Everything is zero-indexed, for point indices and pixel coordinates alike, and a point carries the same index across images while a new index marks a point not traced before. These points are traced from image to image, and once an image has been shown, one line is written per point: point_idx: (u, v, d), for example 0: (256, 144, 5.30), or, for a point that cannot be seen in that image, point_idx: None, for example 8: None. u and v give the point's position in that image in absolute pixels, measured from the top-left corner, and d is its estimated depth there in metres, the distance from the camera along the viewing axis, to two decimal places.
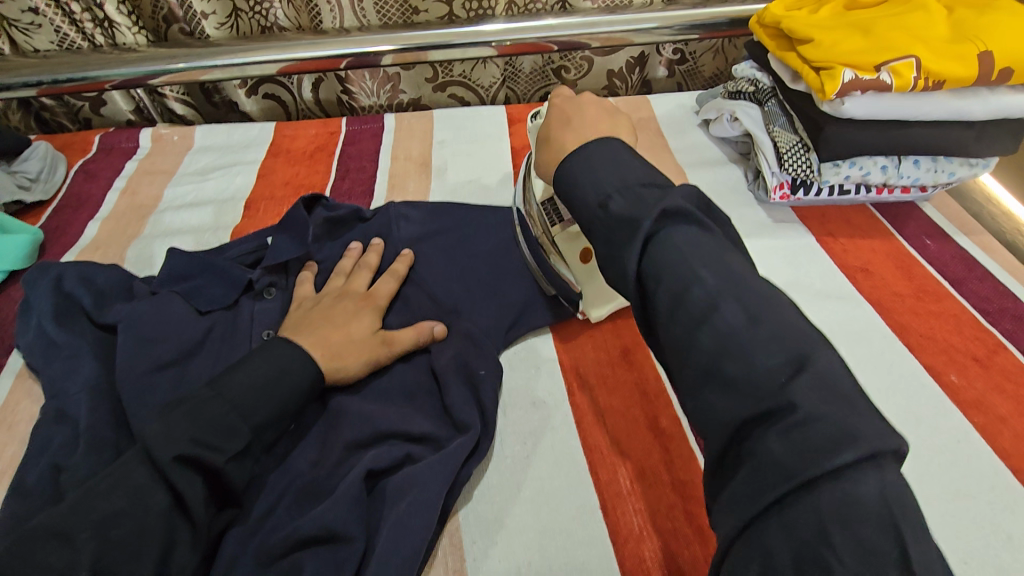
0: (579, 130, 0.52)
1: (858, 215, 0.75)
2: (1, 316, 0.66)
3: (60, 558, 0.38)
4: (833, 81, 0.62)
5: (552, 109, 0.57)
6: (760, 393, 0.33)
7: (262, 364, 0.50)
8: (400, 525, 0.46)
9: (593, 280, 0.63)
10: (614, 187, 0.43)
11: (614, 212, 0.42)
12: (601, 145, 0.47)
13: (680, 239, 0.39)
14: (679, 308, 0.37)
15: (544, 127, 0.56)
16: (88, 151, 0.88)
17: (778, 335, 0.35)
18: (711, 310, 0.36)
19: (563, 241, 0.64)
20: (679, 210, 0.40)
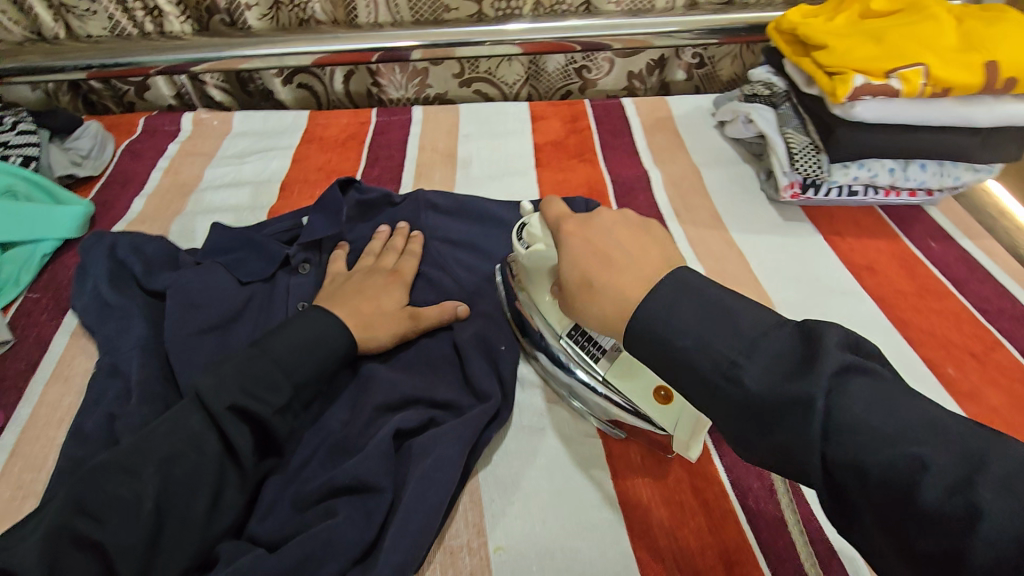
0: (629, 271, 0.43)
1: (866, 217, 0.78)
2: (57, 279, 0.70)
3: (126, 490, 0.43)
4: (844, 86, 0.66)
5: (568, 246, 0.47)
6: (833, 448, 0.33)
7: (302, 330, 0.55)
8: (425, 479, 0.50)
9: (675, 418, 0.50)
10: (723, 343, 0.38)
11: (753, 390, 0.36)
12: (668, 288, 0.41)
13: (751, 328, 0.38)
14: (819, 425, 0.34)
15: (571, 266, 0.46)
16: (133, 132, 0.93)
17: (880, 393, 0.34)
18: (848, 417, 0.33)
19: (617, 376, 0.54)
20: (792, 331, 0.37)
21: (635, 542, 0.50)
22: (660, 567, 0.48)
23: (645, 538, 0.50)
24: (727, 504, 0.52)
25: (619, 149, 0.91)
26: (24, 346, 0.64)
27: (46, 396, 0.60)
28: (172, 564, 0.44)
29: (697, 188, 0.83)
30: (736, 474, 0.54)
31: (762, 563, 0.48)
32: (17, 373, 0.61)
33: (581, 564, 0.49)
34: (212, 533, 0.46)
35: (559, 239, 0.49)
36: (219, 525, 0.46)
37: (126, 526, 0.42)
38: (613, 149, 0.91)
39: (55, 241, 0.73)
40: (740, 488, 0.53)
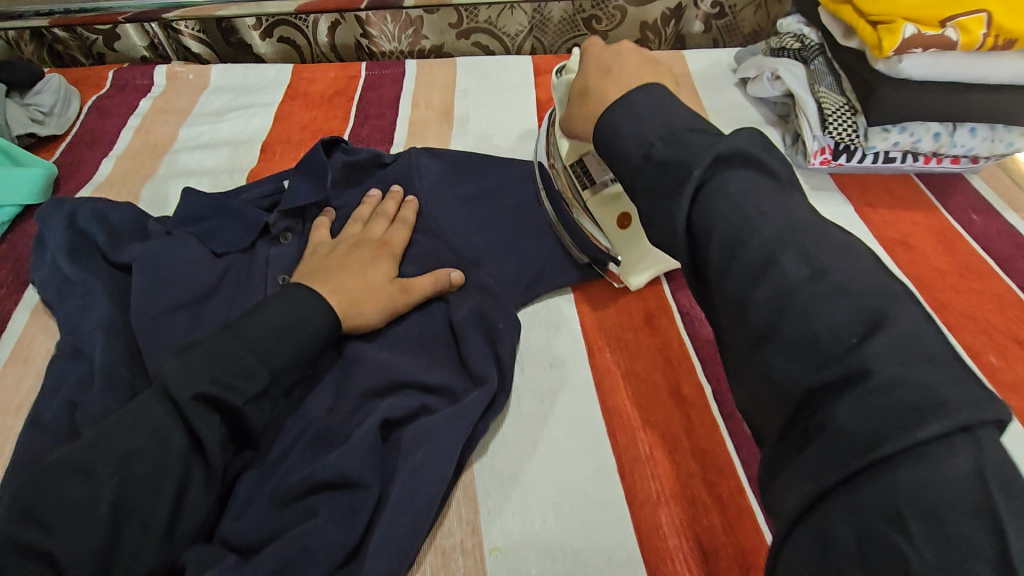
0: (621, 81, 0.47)
1: (900, 185, 0.71)
2: (17, 250, 0.65)
3: (79, 492, 0.39)
4: (892, 36, 0.58)
5: (586, 56, 0.51)
6: (772, 288, 0.31)
7: (280, 309, 0.49)
8: (414, 475, 0.45)
9: (634, 244, 0.61)
10: (656, 131, 0.38)
11: (658, 159, 0.37)
12: (644, 92, 0.41)
13: (734, 187, 0.34)
14: (730, 264, 0.33)
15: (578, 79, 0.51)
16: (101, 86, 0.86)
17: (756, 186, 0.34)
18: (771, 261, 0.32)
19: (599, 205, 0.62)
20: (738, 154, 0.35)
21: (641, 543, 0.46)
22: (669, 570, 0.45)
23: (653, 539, 0.46)
24: (744, 503, 0.48)
25: None
26: None
27: (4, 379, 0.55)
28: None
29: None
30: (753, 470, 0.49)
31: None
32: None
33: (585, 569, 0.45)
34: (178, 535, 0.42)
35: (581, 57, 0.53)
36: (186, 527, 0.42)
37: (78, 534, 0.38)
38: None
39: (15, 208, 0.67)
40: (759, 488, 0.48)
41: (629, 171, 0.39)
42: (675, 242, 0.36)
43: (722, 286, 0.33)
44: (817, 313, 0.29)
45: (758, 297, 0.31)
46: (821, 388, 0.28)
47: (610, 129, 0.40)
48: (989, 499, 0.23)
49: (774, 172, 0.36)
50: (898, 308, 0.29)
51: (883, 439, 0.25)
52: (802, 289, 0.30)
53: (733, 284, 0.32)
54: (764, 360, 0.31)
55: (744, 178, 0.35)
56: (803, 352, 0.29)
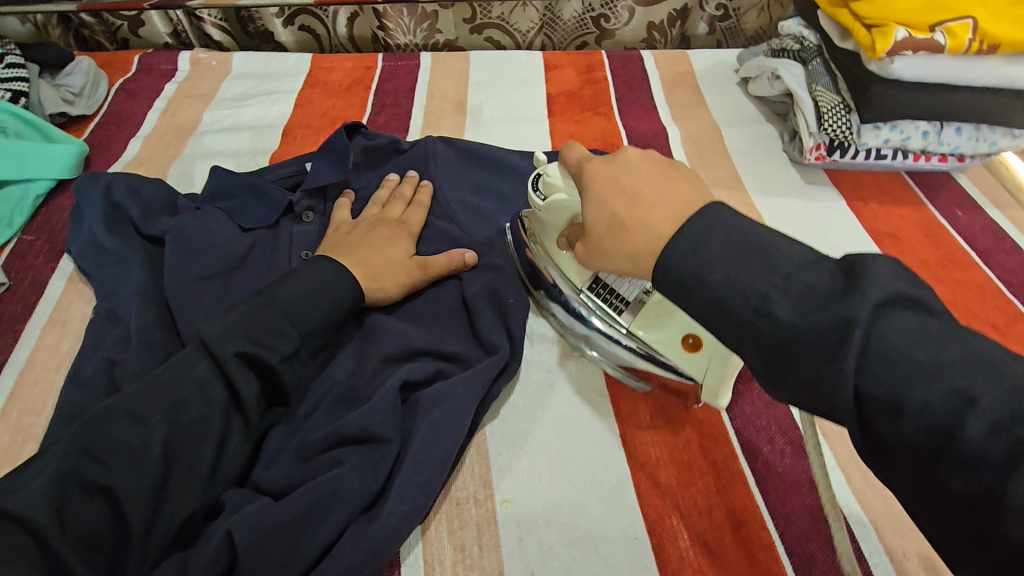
0: (664, 210, 0.37)
1: (891, 182, 0.75)
2: (52, 221, 0.68)
3: (133, 436, 0.42)
4: (884, 39, 0.62)
5: (591, 186, 0.41)
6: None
7: (309, 278, 0.53)
8: (432, 432, 0.49)
9: (705, 364, 0.49)
10: (764, 283, 0.33)
11: (790, 323, 0.32)
12: (704, 223, 0.35)
13: (901, 338, 0.30)
14: (956, 448, 0.28)
15: (595, 210, 0.40)
16: (128, 70, 0.89)
17: (927, 331, 0.30)
18: (1023, 446, 0.26)
19: (643, 325, 0.52)
20: (897, 298, 0.31)
21: (640, 500, 0.49)
22: (666, 525, 0.48)
23: (652, 496, 0.50)
24: (736, 467, 0.51)
25: (636, 103, 0.87)
26: (20, 289, 0.62)
27: (44, 340, 0.58)
28: (178, 513, 0.43)
29: (716, 147, 0.80)
30: (746, 437, 0.53)
31: (768, 524, 0.48)
32: (15, 316, 0.60)
33: (589, 521, 0.48)
34: (220, 479, 0.46)
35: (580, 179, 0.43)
36: (227, 471, 0.46)
37: (133, 472, 0.41)
38: (631, 104, 0.87)
39: (49, 182, 0.70)
40: (749, 453, 0.52)
41: (735, 329, 0.34)
42: (839, 410, 0.31)
43: (955, 477, 0.28)
44: None
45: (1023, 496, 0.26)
46: None
47: (694, 280, 0.35)
48: None
49: (928, 302, 0.31)
50: None
51: None
52: None
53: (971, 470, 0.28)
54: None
55: (908, 324, 0.30)
56: None
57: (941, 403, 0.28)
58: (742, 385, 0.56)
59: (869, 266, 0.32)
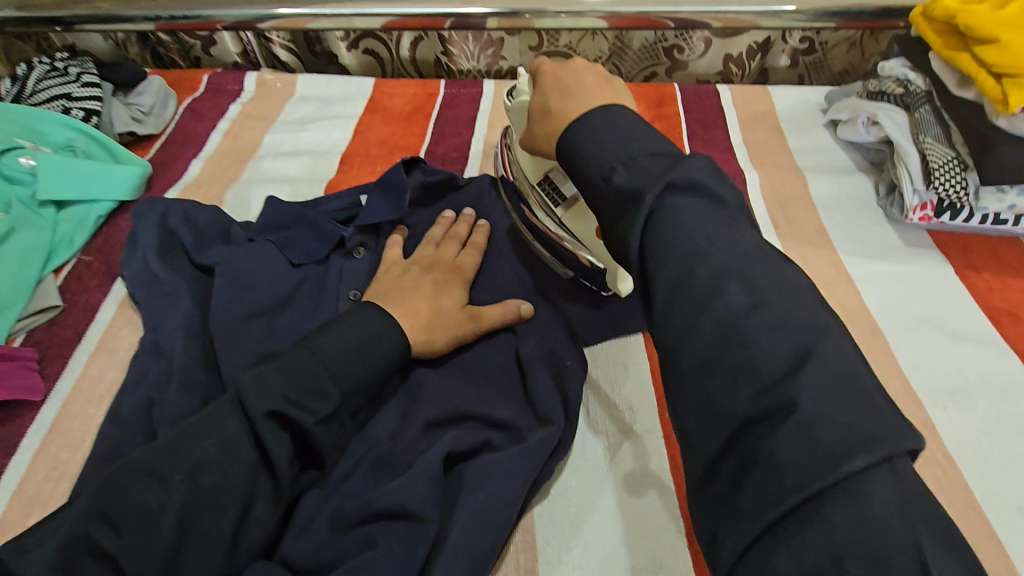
0: (581, 100, 0.47)
1: (1009, 249, 0.65)
2: (110, 243, 0.68)
3: (151, 497, 0.39)
4: (1020, 93, 0.56)
5: (541, 77, 0.51)
6: (715, 315, 0.33)
7: (354, 328, 0.49)
8: (475, 517, 0.44)
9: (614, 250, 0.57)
10: (617, 156, 0.40)
11: (619, 187, 0.39)
12: (599, 109, 0.43)
13: (686, 214, 0.36)
14: (678, 292, 0.34)
15: (538, 97, 0.50)
16: (197, 89, 0.90)
17: (709, 209, 0.36)
18: (716, 291, 0.33)
19: (573, 219, 0.60)
20: (693, 181, 0.37)
21: None
22: None
23: None
24: None
25: (710, 143, 0.81)
26: (73, 313, 0.62)
27: (90, 369, 0.57)
28: None
29: (802, 197, 0.72)
30: None
31: None
32: (64, 341, 0.59)
33: None
34: (242, 550, 0.42)
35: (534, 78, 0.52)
36: (250, 543, 0.42)
37: (146, 541, 0.38)
38: (704, 143, 0.81)
39: (111, 203, 0.70)
40: None
41: (594, 194, 0.41)
42: (630, 264, 0.38)
43: (669, 313, 0.34)
44: (754, 347, 0.31)
45: (702, 326, 0.33)
46: (755, 420, 0.30)
47: (576, 153, 0.42)
48: (914, 533, 0.26)
49: (725, 196, 0.37)
50: (828, 342, 0.31)
51: (813, 474, 0.27)
52: (740, 321, 0.32)
53: (669, 301, 0.34)
54: (703, 391, 0.32)
55: (698, 204, 0.36)
56: (742, 386, 0.30)
57: (681, 255, 0.35)
58: None
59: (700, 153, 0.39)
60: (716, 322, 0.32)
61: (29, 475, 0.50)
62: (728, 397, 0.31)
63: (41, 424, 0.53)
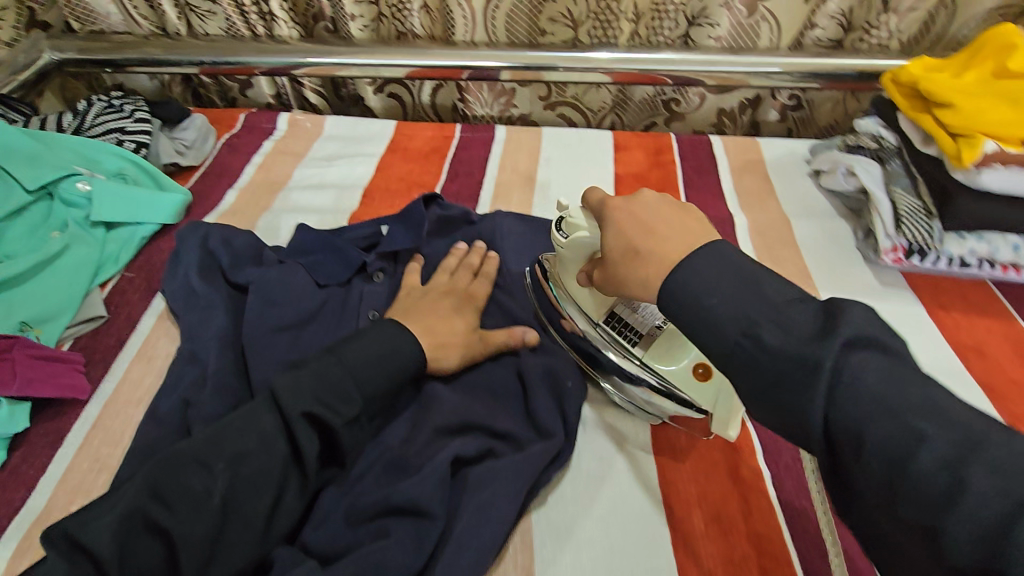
0: (673, 238, 0.44)
1: (975, 291, 0.71)
2: (152, 261, 0.75)
3: (196, 483, 0.44)
4: (972, 151, 0.63)
5: (610, 219, 0.49)
6: (951, 505, 0.29)
7: (376, 341, 0.55)
8: (480, 513, 0.49)
9: (712, 397, 0.52)
10: (750, 310, 0.39)
11: (771, 347, 0.37)
12: (707, 252, 0.42)
13: (868, 376, 0.34)
14: (903, 482, 0.31)
15: (615, 238, 0.48)
16: (234, 126, 0.98)
17: (891, 370, 0.34)
18: (960, 484, 0.29)
19: (654, 357, 0.55)
20: (863, 338, 0.35)
21: None
22: None
23: None
24: None
25: (703, 188, 0.88)
26: (116, 323, 0.68)
27: (130, 373, 0.63)
28: (227, 566, 0.44)
29: (786, 240, 0.79)
30: (812, 564, 0.49)
31: None
32: (107, 348, 0.65)
33: None
34: (271, 536, 0.47)
35: (602, 215, 0.50)
36: (279, 529, 0.47)
37: (194, 521, 0.43)
38: (698, 189, 0.88)
39: (155, 226, 0.77)
40: None
41: (725, 347, 0.39)
42: (810, 432, 0.35)
43: (898, 506, 0.31)
44: None
45: (957, 532, 0.29)
46: None
47: (692, 301, 0.41)
48: None
49: (895, 349, 0.35)
50: None
51: None
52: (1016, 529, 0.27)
53: (892, 488, 0.31)
54: None
55: (873, 363, 0.34)
56: None
57: (888, 437, 0.32)
58: (807, 501, 0.53)
59: (848, 309, 0.37)
60: (880, 449, 0.32)
61: (73, 466, 0.55)
62: None
63: (84, 421, 0.58)
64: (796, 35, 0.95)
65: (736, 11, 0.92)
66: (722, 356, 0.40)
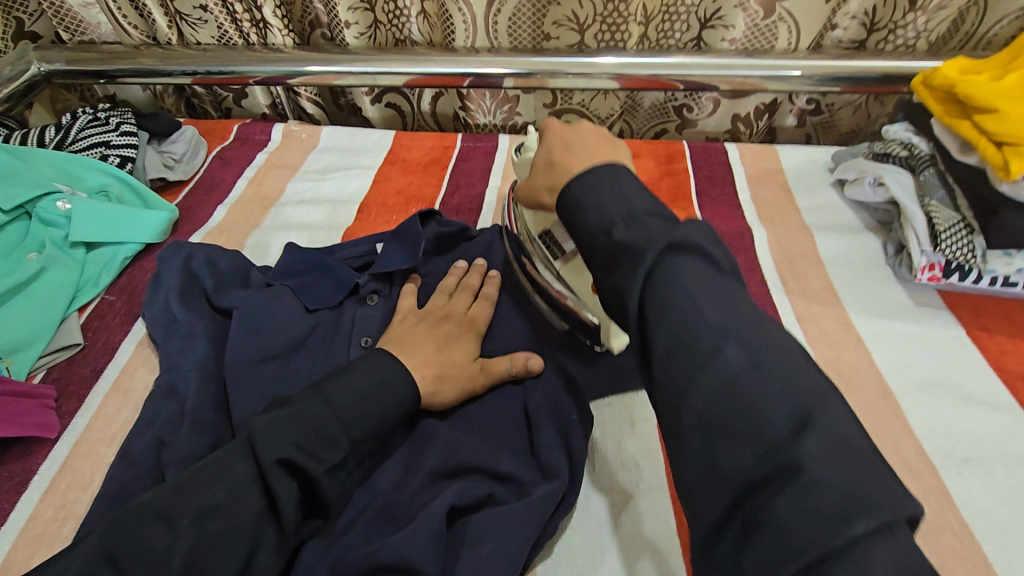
0: (581, 154, 0.53)
1: (1022, 312, 0.65)
2: (133, 283, 0.71)
3: (159, 543, 0.39)
4: (1020, 160, 0.57)
5: (546, 138, 0.57)
6: (706, 367, 0.35)
7: (365, 375, 0.50)
8: (478, 573, 0.44)
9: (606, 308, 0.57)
10: (618, 211, 0.44)
11: (618, 239, 0.42)
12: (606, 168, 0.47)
13: (684, 271, 0.39)
14: (680, 349, 0.36)
15: (543, 154, 0.56)
16: (226, 138, 0.94)
17: (705, 270, 0.39)
18: (716, 350, 0.36)
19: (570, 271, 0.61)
20: (691, 244, 0.40)
21: None
22: None
23: None
24: None
25: (719, 199, 0.83)
26: (92, 351, 0.63)
27: (104, 408, 0.58)
28: None
29: (810, 255, 0.73)
30: None
31: None
32: (82, 380, 0.61)
33: None
34: None
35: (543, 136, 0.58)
36: None
37: None
38: (713, 200, 0.83)
39: (138, 245, 0.73)
40: None
41: (594, 248, 0.44)
42: (633, 323, 0.40)
43: (668, 370, 0.37)
44: (754, 406, 0.33)
45: (700, 384, 0.35)
46: (761, 482, 0.31)
47: (575, 199, 0.47)
48: None
49: (716, 259, 0.41)
50: (824, 406, 0.33)
51: (814, 539, 0.29)
52: (740, 380, 0.34)
53: (667, 353, 0.37)
54: (707, 451, 0.34)
55: (694, 265, 0.39)
56: (744, 443, 0.32)
57: (678, 313, 0.37)
58: None
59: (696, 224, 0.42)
60: (672, 331, 0.37)
61: (36, 514, 0.51)
62: (733, 456, 0.33)
63: (52, 462, 0.54)
64: (816, 36, 0.90)
65: (752, 12, 0.87)
66: (588, 247, 0.45)
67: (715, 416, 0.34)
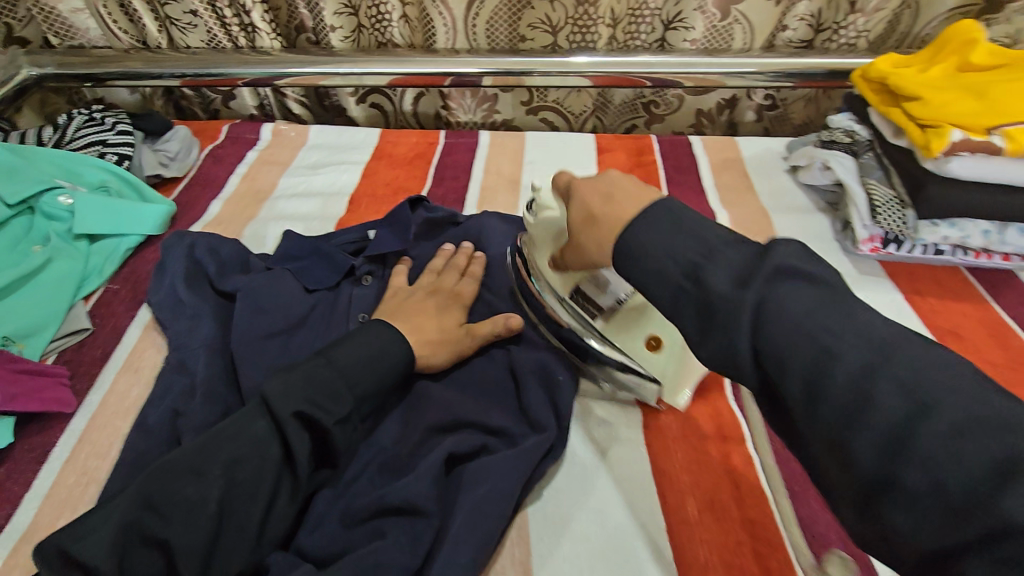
0: (626, 202, 0.45)
1: (949, 278, 0.73)
2: (136, 273, 0.74)
3: (190, 491, 0.44)
4: (940, 140, 0.65)
5: (576, 191, 0.49)
6: (855, 416, 0.32)
7: (367, 342, 0.55)
8: (476, 509, 0.49)
9: (664, 363, 0.59)
10: (694, 256, 0.39)
11: (711, 291, 0.37)
12: (656, 217, 0.41)
13: (789, 305, 0.35)
14: (818, 402, 0.33)
15: (577, 208, 0.48)
16: (217, 137, 0.98)
17: (817, 300, 0.36)
18: (866, 397, 0.32)
19: (616, 330, 0.60)
20: (783, 272, 0.37)
21: None
22: None
23: None
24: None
25: (685, 186, 0.90)
26: (101, 335, 0.67)
27: (116, 386, 0.62)
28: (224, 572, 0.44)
29: (767, 233, 0.81)
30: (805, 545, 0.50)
31: None
32: (93, 361, 0.64)
33: None
34: (265, 540, 0.46)
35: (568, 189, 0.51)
36: (273, 533, 0.47)
37: (190, 528, 0.43)
38: (679, 186, 0.90)
39: (139, 237, 0.77)
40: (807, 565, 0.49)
41: (672, 294, 0.40)
42: (744, 368, 0.37)
43: (817, 419, 0.33)
44: (938, 462, 0.29)
45: (862, 440, 0.31)
46: (964, 544, 0.28)
47: (639, 252, 0.41)
48: None
49: (816, 277, 0.37)
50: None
51: None
52: (908, 428, 0.30)
53: (808, 405, 0.34)
54: (881, 510, 0.31)
55: (796, 293, 0.36)
56: (929, 502, 0.29)
57: (807, 361, 0.34)
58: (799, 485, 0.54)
59: (772, 248, 0.38)
60: (805, 385, 0.34)
61: (59, 481, 0.54)
62: (917, 516, 0.29)
63: (70, 435, 0.57)
64: (769, 36, 0.98)
65: (710, 14, 0.94)
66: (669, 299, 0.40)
67: (890, 476, 0.30)
